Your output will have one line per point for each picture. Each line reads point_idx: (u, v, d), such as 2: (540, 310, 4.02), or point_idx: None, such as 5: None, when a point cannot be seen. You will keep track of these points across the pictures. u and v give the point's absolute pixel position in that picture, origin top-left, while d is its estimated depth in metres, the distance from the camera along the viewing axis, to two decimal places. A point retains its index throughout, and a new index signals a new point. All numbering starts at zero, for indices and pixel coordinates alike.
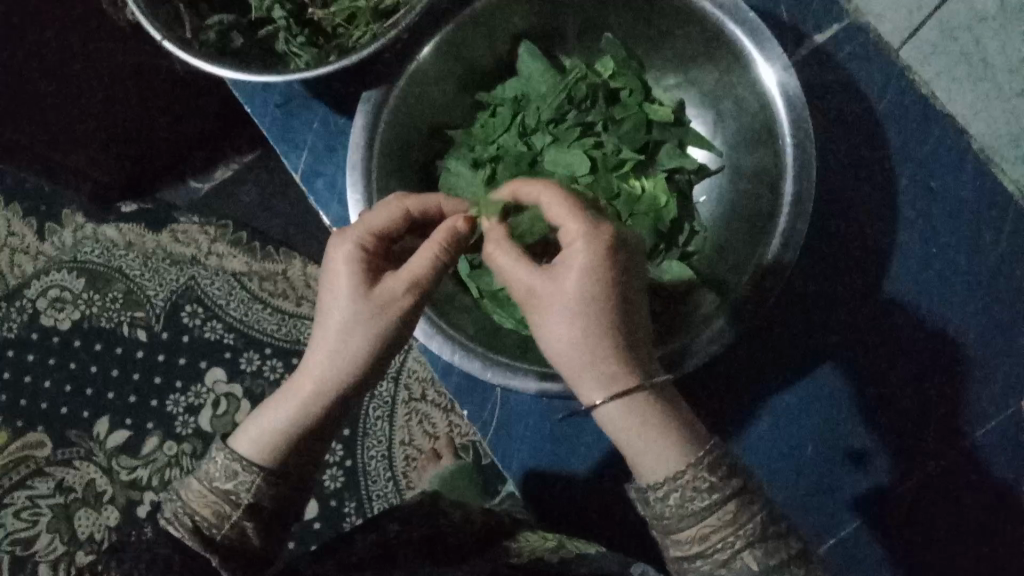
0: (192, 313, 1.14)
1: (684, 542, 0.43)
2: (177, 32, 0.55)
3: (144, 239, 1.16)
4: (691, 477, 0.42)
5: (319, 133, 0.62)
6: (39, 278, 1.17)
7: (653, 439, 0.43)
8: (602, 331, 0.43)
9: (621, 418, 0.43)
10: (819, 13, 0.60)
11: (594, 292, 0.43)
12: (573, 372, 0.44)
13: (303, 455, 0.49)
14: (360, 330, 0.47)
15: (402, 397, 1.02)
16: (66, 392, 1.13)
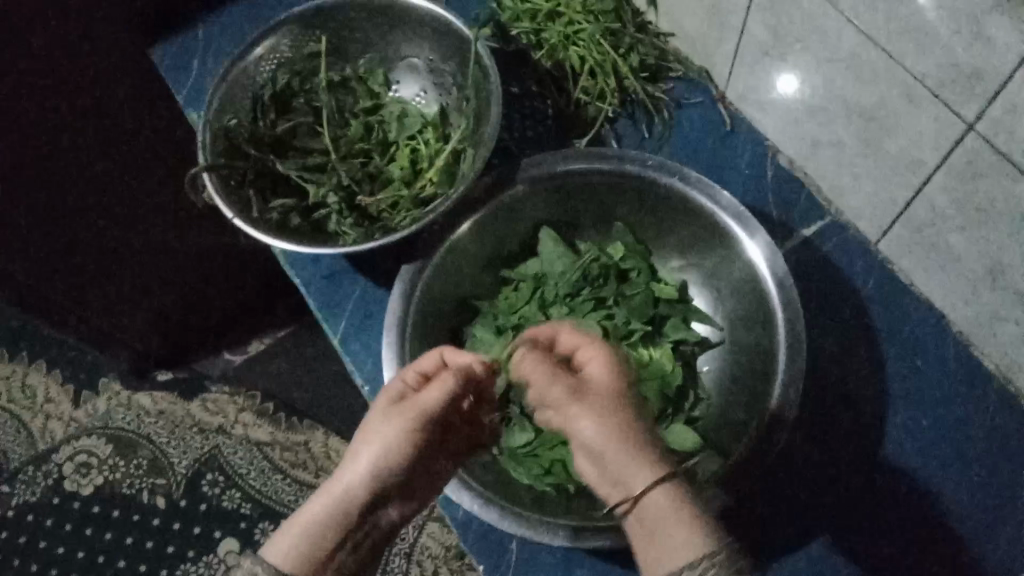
0: (212, 482, 1.28)
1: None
2: (247, 212, 0.63)
3: (175, 407, 1.35)
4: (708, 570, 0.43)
5: (358, 302, 0.69)
6: (69, 443, 1.36)
7: (670, 527, 0.45)
8: (626, 423, 0.48)
9: (663, 506, 0.46)
10: (806, 211, 0.69)
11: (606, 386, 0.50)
12: (613, 466, 0.48)
13: (326, 570, 0.51)
14: (388, 443, 0.54)
15: (416, 573, 1.07)
16: (78, 558, 1.25)
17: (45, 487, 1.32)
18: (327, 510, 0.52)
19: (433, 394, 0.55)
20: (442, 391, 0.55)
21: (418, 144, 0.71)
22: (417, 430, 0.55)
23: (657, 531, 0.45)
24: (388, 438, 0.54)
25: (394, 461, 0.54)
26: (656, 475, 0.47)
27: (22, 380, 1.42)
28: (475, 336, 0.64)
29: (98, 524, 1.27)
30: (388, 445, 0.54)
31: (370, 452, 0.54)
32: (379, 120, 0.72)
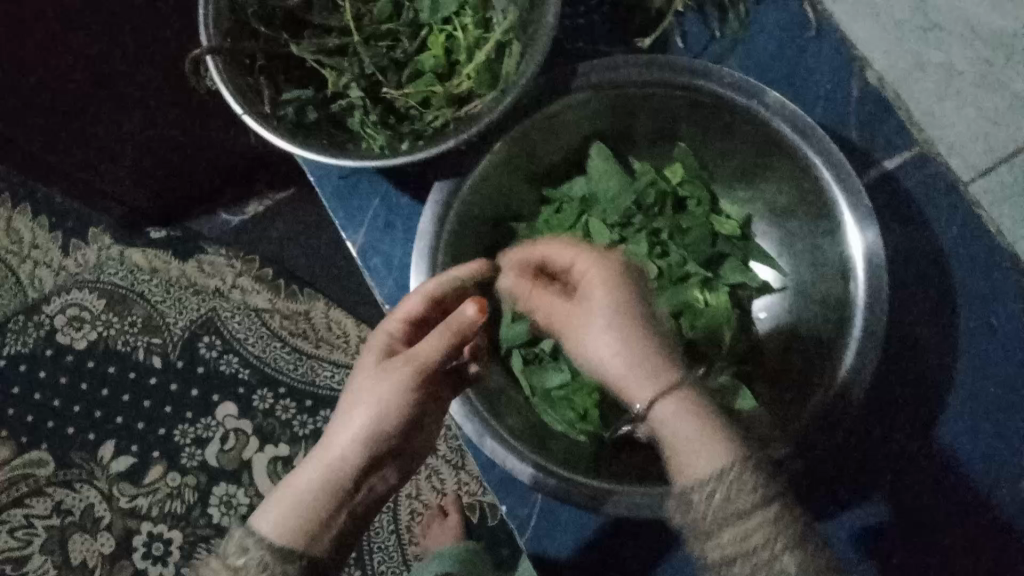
0: (208, 344, 1.27)
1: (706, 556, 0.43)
2: (256, 106, 0.55)
3: (169, 266, 1.30)
4: (732, 501, 0.41)
5: (378, 207, 0.62)
6: (58, 296, 1.31)
7: (690, 441, 0.43)
8: (635, 325, 0.45)
9: (673, 414, 0.43)
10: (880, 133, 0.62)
11: (624, 297, 0.46)
12: (620, 375, 0.45)
13: (326, 539, 0.47)
14: (385, 392, 0.49)
15: None
16: (73, 413, 1.25)
17: (36, 339, 1.30)
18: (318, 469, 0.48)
19: (426, 343, 0.50)
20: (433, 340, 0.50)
21: (454, 28, 0.61)
22: (417, 382, 0.50)
23: (683, 456, 0.42)
24: (385, 392, 0.49)
25: (393, 418, 0.49)
26: (660, 383, 0.44)
27: (5, 224, 1.37)
28: None
29: (95, 379, 1.27)
30: (384, 400, 0.49)
31: (367, 408, 0.49)
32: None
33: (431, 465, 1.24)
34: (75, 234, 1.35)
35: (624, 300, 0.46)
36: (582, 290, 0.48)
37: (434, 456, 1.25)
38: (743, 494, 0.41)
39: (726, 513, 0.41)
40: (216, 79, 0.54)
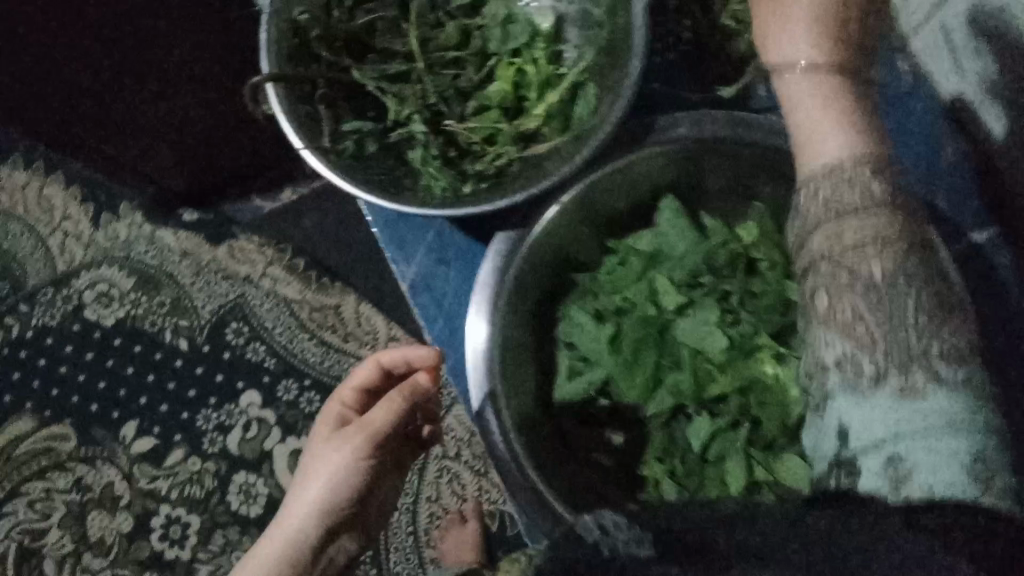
0: (236, 331, 1.29)
1: (847, 237, 0.71)
2: (316, 140, 0.68)
3: (201, 250, 1.31)
4: (860, 217, 0.70)
5: (466, 258, 0.92)
6: (88, 271, 1.33)
7: (830, 116, 0.75)
8: (852, 127, 0.74)
9: (843, 142, 0.74)
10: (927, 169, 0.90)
11: (821, 37, 0.76)
12: (823, 117, 0.75)
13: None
14: (336, 454, 0.80)
15: (437, 453, 1.25)
16: (98, 390, 1.29)
17: (64, 313, 1.32)
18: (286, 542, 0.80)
19: (370, 416, 0.80)
20: (373, 411, 0.80)
21: (524, 63, 0.75)
22: (354, 444, 0.80)
23: (845, 221, 0.71)
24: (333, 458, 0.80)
25: (339, 474, 0.80)
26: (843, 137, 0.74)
27: (38, 193, 1.35)
28: (572, 315, 0.86)
29: (120, 359, 1.30)
30: (334, 460, 0.80)
31: (321, 473, 0.80)
32: (477, 25, 0.76)
33: (453, 470, 1.25)
34: (107, 209, 1.34)
35: (844, 69, 0.77)
36: (786, 13, 0.76)
37: (455, 460, 1.24)
38: (878, 178, 0.71)
39: (869, 229, 0.70)
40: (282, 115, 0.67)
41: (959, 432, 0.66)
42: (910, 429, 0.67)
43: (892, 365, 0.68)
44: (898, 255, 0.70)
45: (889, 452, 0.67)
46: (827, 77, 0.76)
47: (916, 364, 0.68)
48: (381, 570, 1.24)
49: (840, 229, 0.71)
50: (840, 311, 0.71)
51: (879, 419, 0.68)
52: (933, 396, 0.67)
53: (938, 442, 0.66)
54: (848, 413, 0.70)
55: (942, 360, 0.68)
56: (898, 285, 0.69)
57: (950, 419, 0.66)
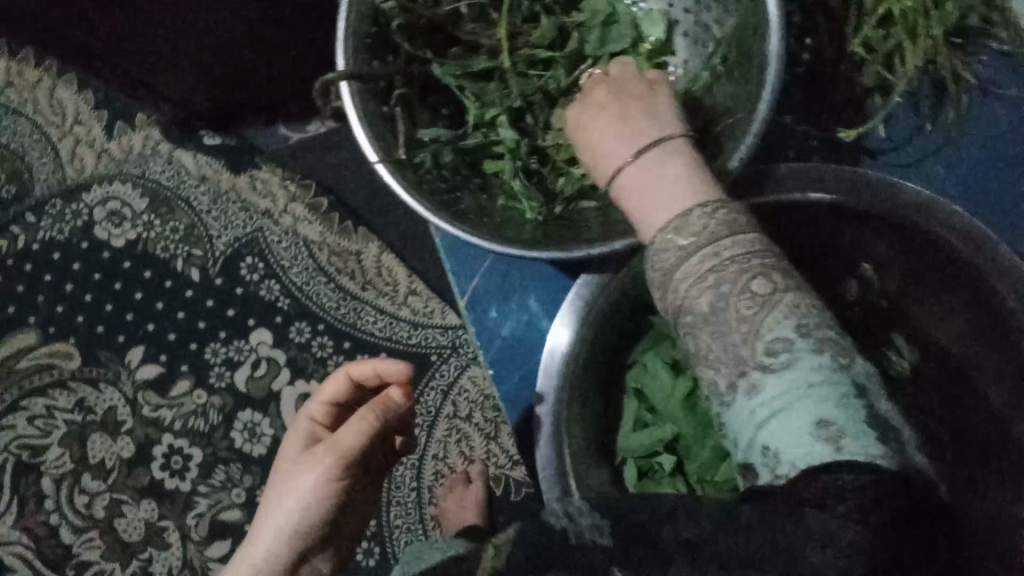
0: (251, 266, 1.25)
1: (687, 300, 0.57)
2: (392, 151, 0.61)
3: (220, 176, 1.26)
4: (719, 268, 0.56)
5: (526, 293, 0.82)
6: (100, 186, 1.28)
7: (642, 187, 0.61)
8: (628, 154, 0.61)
9: (634, 181, 0.61)
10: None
11: (609, 95, 0.65)
12: (628, 188, 0.61)
13: None
14: (314, 468, 0.77)
15: (447, 412, 1.22)
16: (105, 312, 1.26)
17: (73, 228, 1.27)
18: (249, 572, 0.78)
19: (347, 434, 0.76)
20: (351, 429, 0.76)
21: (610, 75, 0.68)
22: (332, 461, 0.77)
23: (686, 262, 0.57)
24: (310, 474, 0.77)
25: (318, 487, 0.77)
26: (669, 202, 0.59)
27: (49, 93, 1.29)
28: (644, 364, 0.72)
29: (128, 283, 1.26)
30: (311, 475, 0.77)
31: (299, 489, 0.77)
32: (576, 26, 0.71)
33: (462, 429, 1.22)
34: (122, 118, 1.28)
35: (643, 121, 0.63)
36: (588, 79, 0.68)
37: (466, 421, 1.22)
38: (713, 221, 0.57)
39: (740, 274, 0.55)
40: (356, 128, 0.61)
41: (815, 398, 0.52)
42: (775, 417, 0.53)
43: (736, 365, 0.55)
44: (758, 294, 0.55)
45: (759, 446, 0.53)
46: (640, 139, 0.62)
47: (754, 350, 0.55)
48: (381, 524, 1.20)
49: (698, 287, 0.56)
50: (698, 345, 0.57)
51: (749, 421, 0.54)
52: (776, 377, 0.53)
53: (783, 421, 0.52)
54: (734, 419, 0.55)
55: (768, 343, 0.54)
56: (760, 303, 0.55)
57: (805, 386, 0.52)
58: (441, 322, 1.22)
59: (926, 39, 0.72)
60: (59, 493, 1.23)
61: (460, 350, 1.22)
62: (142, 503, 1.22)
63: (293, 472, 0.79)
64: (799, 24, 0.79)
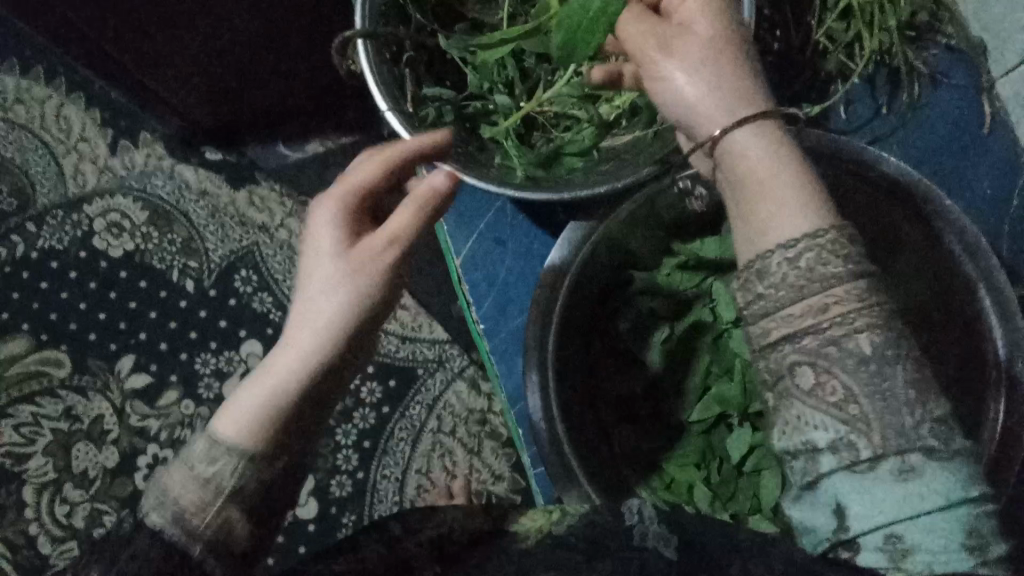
0: (245, 278, 1.28)
1: (801, 319, 0.52)
2: (400, 104, 0.67)
3: (219, 192, 1.31)
4: (839, 288, 0.51)
5: (519, 257, 0.82)
6: (102, 199, 1.32)
7: (764, 173, 0.54)
8: (753, 143, 0.55)
9: (747, 156, 0.55)
10: (995, 223, 0.80)
11: (716, 51, 0.58)
12: (742, 168, 0.55)
13: (275, 440, 0.58)
14: (353, 268, 0.61)
15: (431, 426, 1.23)
16: (98, 321, 1.28)
17: (72, 237, 1.31)
18: (264, 396, 0.58)
19: (397, 221, 0.63)
20: (400, 219, 0.63)
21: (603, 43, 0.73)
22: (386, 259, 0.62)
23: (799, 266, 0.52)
24: (356, 279, 0.61)
25: (362, 297, 0.61)
26: (796, 200, 0.53)
27: (56, 110, 1.35)
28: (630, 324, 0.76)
29: (122, 292, 1.29)
30: (349, 283, 0.61)
31: (331, 303, 0.60)
32: None
33: (445, 444, 1.23)
34: (127, 135, 1.34)
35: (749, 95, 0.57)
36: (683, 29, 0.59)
37: (449, 435, 1.23)
38: (854, 245, 0.52)
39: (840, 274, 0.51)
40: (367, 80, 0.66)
41: (964, 511, 0.50)
42: (926, 515, 0.50)
43: (887, 440, 0.50)
44: (879, 323, 0.51)
45: (884, 531, 0.50)
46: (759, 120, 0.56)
47: (917, 432, 0.50)
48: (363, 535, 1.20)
49: (824, 302, 0.51)
50: (829, 391, 0.51)
51: (888, 504, 0.50)
52: (933, 475, 0.50)
53: (932, 523, 0.50)
54: (842, 481, 0.51)
55: (933, 426, 0.51)
56: (891, 356, 0.51)
57: (957, 495, 0.50)
58: (429, 335, 1.25)
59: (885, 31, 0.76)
60: (39, 499, 1.23)
61: (445, 364, 1.25)
62: (121, 512, 1.22)
63: (316, 278, 0.62)
64: (771, 16, 0.80)
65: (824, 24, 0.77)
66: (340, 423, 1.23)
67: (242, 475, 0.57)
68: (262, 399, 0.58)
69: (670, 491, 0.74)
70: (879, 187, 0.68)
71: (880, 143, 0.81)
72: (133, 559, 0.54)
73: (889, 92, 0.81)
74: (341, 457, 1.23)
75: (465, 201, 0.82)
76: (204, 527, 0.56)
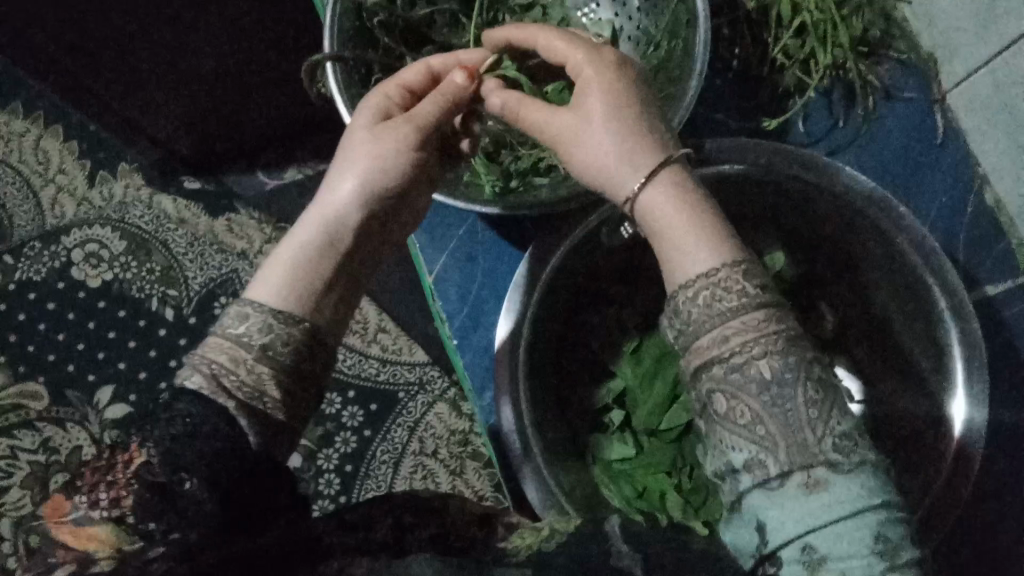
0: (224, 304, 1.28)
1: (708, 350, 0.56)
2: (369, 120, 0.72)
3: (199, 220, 1.31)
4: (737, 320, 0.55)
5: (489, 270, 0.83)
6: (80, 230, 1.32)
7: (672, 230, 0.60)
8: (667, 202, 0.61)
9: (658, 206, 0.61)
10: (945, 229, 0.83)
11: (608, 116, 0.63)
12: (655, 224, 0.61)
13: (299, 300, 0.63)
14: (381, 143, 0.68)
15: (413, 448, 1.23)
16: (77, 351, 1.27)
17: (50, 269, 1.30)
18: (296, 257, 0.65)
19: (425, 105, 0.70)
20: (428, 103, 0.70)
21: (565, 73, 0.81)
22: (412, 139, 0.69)
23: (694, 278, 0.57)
24: (380, 155, 0.68)
25: (386, 172, 0.69)
26: (697, 246, 0.58)
27: (33, 143, 1.36)
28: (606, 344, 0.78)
29: (101, 321, 1.28)
30: (375, 162, 0.68)
31: (352, 180, 0.68)
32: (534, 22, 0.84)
33: (428, 466, 1.23)
34: (104, 166, 1.35)
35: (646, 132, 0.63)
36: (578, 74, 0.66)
37: (432, 456, 1.23)
38: (745, 280, 0.56)
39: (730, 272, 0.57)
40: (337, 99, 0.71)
41: (871, 517, 0.52)
42: (829, 523, 0.52)
43: (792, 455, 0.53)
44: (776, 349, 0.55)
45: (800, 544, 0.52)
46: (660, 176, 0.61)
47: (818, 446, 0.54)
48: None
49: (722, 333, 0.56)
50: (739, 414, 0.55)
51: (796, 516, 0.53)
52: (838, 486, 0.53)
53: (836, 530, 0.52)
54: (762, 502, 0.54)
55: (833, 441, 0.54)
56: (790, 377, 0.55)
57: (858, 504, 0.52)
58: (408, 358, 1.26)
59: (836, 47, 0.80)
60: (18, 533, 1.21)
61: (426, 387, 1.25)
62: None
63: (349, 155, 0.69)
64: (729, 36, 0.86)
65: (779, 43, 0.82)
66: (322, 448, 1.23)
67: (274, 333, 0.61)
68: (294, 260, 0.65)
69: (643, 499, 0.74)
70: (837, 198, 0.70)
71: (839, 154, 0.84)
72: (177, 421, 0.54)
73: (841, 104, 0.84)
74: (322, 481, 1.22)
75: (436, 217, 0.83)
76: (237, 388, 0.58)
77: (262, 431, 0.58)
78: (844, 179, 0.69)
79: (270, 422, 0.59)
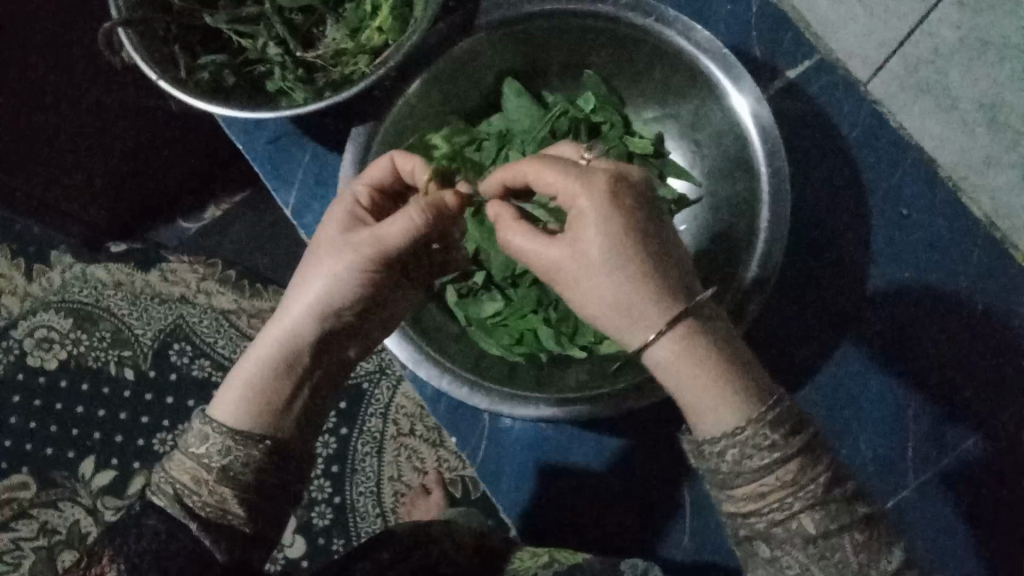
0: (180, 351, 1.32)
1: (747, 502, 0.56)
2: (171, 72, 0.74)
3: (133, 278, 1.35)
4: (771, 478, 0.55)
5: (309, 165, 0.88)
6: (27, 319, 1.36)
7: (703, 391, 0.56)
8: (690, 360, 0.57)
9: (672, 356, 0.57)
10: (741, 31, 0.89)
11: (612, 258, 0.57)
12: (673, 380, 0.58)
13: (261, 422, 0.65)
14: (352, 256, 0.68)
15: (391, 433, 1.27)
16: (51, 434, 1.31)
17: (7, 363, 1.34)
18: (249, 379, 0.66)
19: (395, 231, 0.67)
20: (401, 225, 0.66)
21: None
22: (376, 258, 0.68)
23: (719, 426, 0.56)
24: (342, 277, 0.68)
25: (348, 291, 0.68)
26: (723, 407, 0.56)
27: None
28: None
29: (68, 400, 1.32)
30: (336, 279, 0.68)
31: (313, 289, 0.68)
32: None
33: (410, 445, 1.26)
34: (38, 260, 1.38)
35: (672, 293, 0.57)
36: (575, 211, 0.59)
37: (410, 435, 1.27)
38: (772, 432, 0.55)
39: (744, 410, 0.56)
40: (133, 57, 0.73)
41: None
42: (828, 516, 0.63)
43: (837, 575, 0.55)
44: (817, 500, 0.55)
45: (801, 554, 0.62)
46: (677, 324, 0.57)
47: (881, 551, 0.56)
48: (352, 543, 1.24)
49: (759, 490, 0.55)
50: (788, 565, 0.55)
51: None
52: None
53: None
54: None
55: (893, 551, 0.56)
56: (835, 526, 0.55)
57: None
58: None
59: None
60: None
61: (387, 371, 1.29)
62: None
63: (325, 258, 0.69)
64: None
65: None
66: None
67: (232, 454, 0.63)
68: (247, 383, 0.66)
69: (521, 345, 0.80)
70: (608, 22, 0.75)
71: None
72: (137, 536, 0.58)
73: None
74: (314, 485, 1.25)
75: (274, 155, 0.88)
76: (200, 507, 0.61)
77: (228, 545, 0.60)
78: (670, 22, 0.73)
79: (232, 536, 0.61)
